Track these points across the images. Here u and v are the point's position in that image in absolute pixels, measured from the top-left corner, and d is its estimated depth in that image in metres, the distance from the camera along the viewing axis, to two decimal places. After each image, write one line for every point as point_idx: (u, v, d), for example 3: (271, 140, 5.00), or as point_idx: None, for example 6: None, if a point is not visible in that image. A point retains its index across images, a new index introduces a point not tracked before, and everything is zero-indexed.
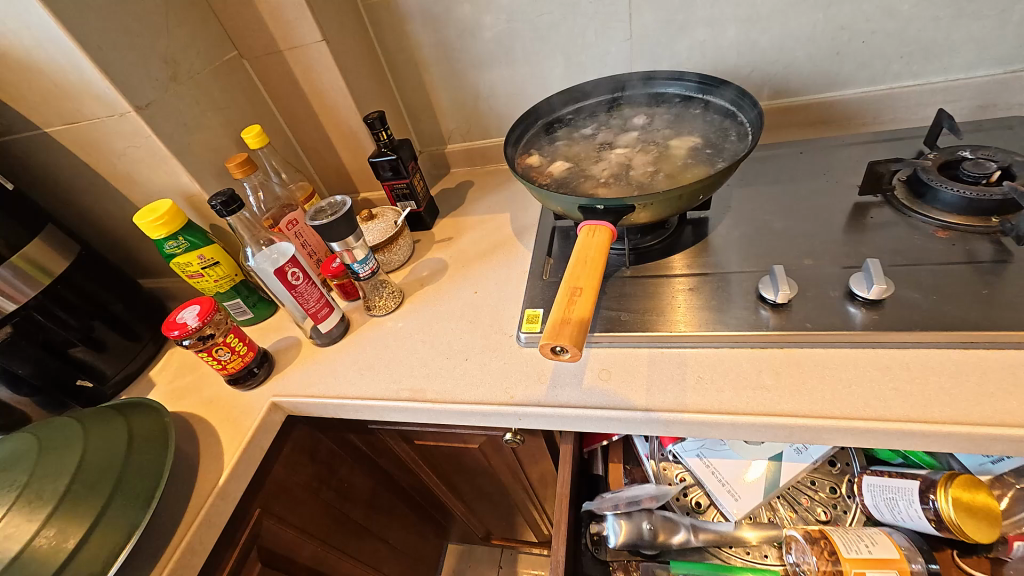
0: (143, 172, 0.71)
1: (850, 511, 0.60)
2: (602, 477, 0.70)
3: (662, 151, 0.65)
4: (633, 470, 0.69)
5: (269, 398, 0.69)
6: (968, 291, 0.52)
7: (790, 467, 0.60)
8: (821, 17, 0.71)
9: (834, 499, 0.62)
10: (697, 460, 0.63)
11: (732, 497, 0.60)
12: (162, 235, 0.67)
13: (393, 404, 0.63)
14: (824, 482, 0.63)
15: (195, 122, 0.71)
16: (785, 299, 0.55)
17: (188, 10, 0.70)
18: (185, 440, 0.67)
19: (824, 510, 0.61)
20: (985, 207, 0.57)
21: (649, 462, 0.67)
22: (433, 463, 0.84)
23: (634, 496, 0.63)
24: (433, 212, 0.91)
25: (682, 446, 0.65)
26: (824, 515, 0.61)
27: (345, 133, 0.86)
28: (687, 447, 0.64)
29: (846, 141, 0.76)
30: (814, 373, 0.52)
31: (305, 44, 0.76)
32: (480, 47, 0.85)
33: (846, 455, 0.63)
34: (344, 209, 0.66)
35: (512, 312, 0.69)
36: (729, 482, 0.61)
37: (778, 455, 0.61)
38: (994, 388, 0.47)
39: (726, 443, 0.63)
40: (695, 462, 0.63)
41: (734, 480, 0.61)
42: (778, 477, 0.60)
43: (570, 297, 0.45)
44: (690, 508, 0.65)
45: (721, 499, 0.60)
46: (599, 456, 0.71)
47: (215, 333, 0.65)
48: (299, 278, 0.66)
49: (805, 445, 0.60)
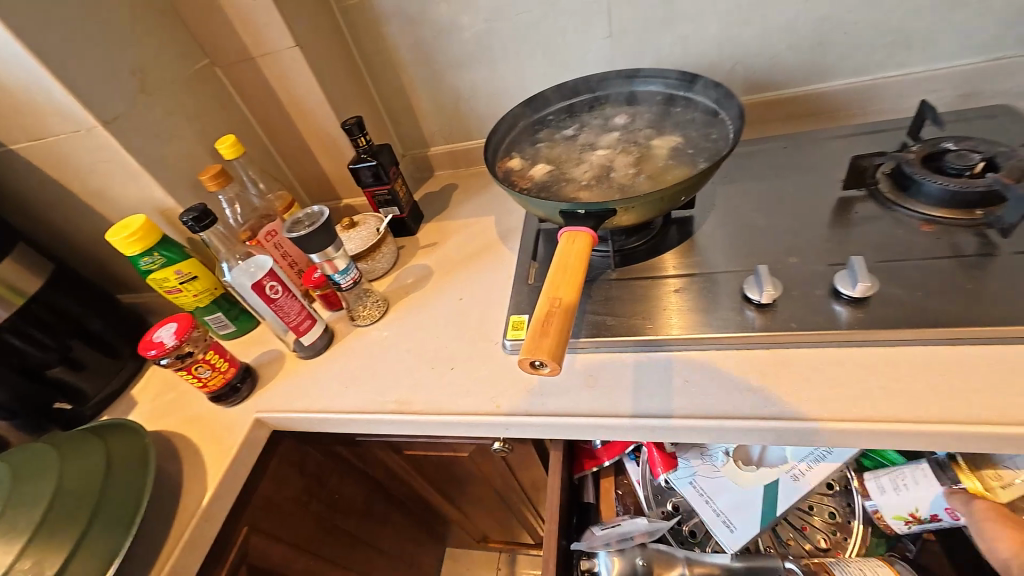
0: (114, 186, 0.69)
1: (850, 538, 0.62)
2: (593, 505, 0.71)
3: (643, 151, 0.64)
4: (625, 496, 0.70)
5: (253, 414, 0.68)
6: (952, 286, 0.52)
7: (785, 496, 0.59)
8: (802, 10, 0.70)
9: (834, 525, 0.63)
10: (690, 490, 0.63)
11: (727, 529, 0.60)
12: (136, 251, 0.65)
13: (379, 417, 0.62)
14: (824, 508, 0.64)
15: (167, 134, 0.69)
16: (770, 299, 0.54)
17: (155, 18, 0.68)
18: (168, 460, 0.66)
19: (824, 537, 0.63)
20: (969, 199, 0.57)
21: (641, 486, 0.68)
22: (425, 472, 0.83)
23: (625, 534, 0.62)
24: (417, 218, 0.90)
25: (675, 475, 0.64)
26: (824, 542, 0.63)
27: (323, 139, 0.84)
28: (680, 476, 0.64)
29: (830, 134, 0.76)
30: (800, 374, 0.52)
31: (278, 50, 0.74)
32: (459, 48, 0.83)
33: (846, 478, 0.64)
34: (322, 219, 0.64)
35: (498, 319, 0.69)
36: (724, 512, 0.61)
37: (772, 483, 0.60)
38: (979, 385, 0.46)
39: (721, 472, 0.62)
40: (689, 491, 0.63)
41: (729, 510, 0.61)
42: (773, 504, 0.59)
43: (550, 308, 0.45)
44: (685, 538, 0.66)
45: (717, 530, 0.61)
46: (590, 482, 0.72)
47: (194, 350, 0.63)
48: (278, 291, 0.64)
49: (801, 473, 0.59)
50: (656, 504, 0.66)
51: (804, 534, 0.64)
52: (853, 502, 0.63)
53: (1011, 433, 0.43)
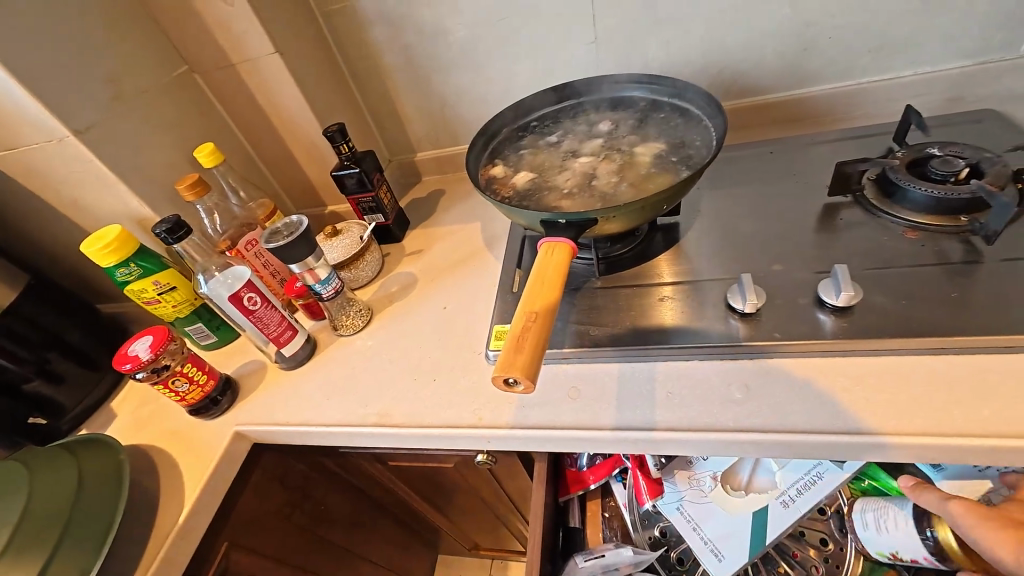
0: (90, 196, 0.68)
1: (844, 565, 0.62)
2: (579, 529, 0.70)
3: (627, 158, 0.63)
4: (611, 519, 0.69)
5: (232, 427, 0.66)
6: (938, 294, 0.51)
7: (776, 523, 0.58)
8: (786, 14, 0.69)
9: (825, 552, 0.64)
10: (678, 516, 0.62)
11: (715, 557, 0.59)
12: (111, 262, 0.64)
13: (360, 430, 0.61)
14: (815, 534, 0.65)
15: (143, 143, 0.68)
16: (753, 309, 0.54)
17: (130, 24, 0.67)
18: (145, 475, 0.65)
19: (818, 565, 0.63)
20: (954, 205, 0.56)
21: (628, 511, 0.67)
22: (411, 482, 0.82)
23: (610, 562, 0.62)
24: (402, 224, 0.88)
25: (662, 501, 0.63)
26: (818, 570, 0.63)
27: (306, 146, 0.83)
28: (667, 501, 0.63)
29: (817, 139, 0.75)
30: (785, 385, 0.51)
31: (258, 56, 0.73)
32: (443, 53, 0.82)
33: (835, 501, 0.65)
34: (301, 229, 0.63)
35: (482, 328, 0.68)
36: (712, 541, 0.60)
37: (762, 510, 0.59)
38: (963, 396, 0.46)
39: (709, 498, 0.62)
40: (676, 518, 0.62)
41: (718, 538, 0.60)
42: (765, 533, 0.59)
43: (526, 323, 0.44)
44: (673, 566, 0.65)
45: (705, 559, 0.60)
46: (576, 505, 0.71)
47: (171, 363, 0.62)
48: (257, 302, 0.63)
49: (791, 499, 0.58)
50: (643, 528, 0.66)
51: (798, 562, 0.64)
52: (845, 528, 0.63)
53: (995, 445, 0.43)
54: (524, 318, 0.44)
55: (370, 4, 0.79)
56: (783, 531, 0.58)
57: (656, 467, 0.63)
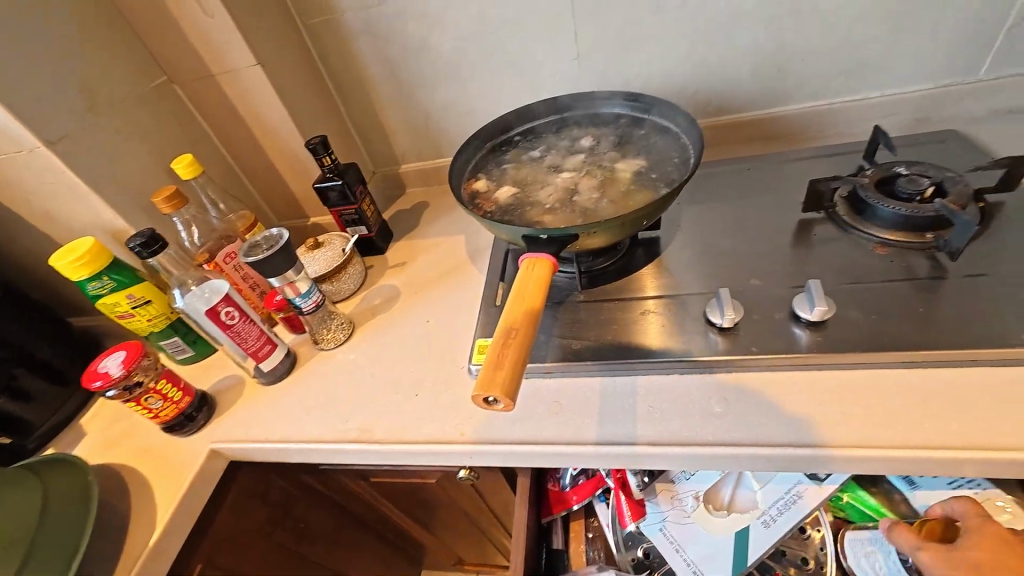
0: (63, 208, 0.66)
1: None
2: (562, 550, 0.72)
3: (608, 175, 0.64)
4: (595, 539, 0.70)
5: (208, 444, 0.65)
6: (906, 309, 0.53)
7: (756, 544, 0.59)
8: (760, 37, 0.72)
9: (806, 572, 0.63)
10: (661, 537, 0.62)
11: None
12: (82, 276, 0.62)
13: (340, 447, 0.60)
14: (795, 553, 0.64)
15: (118, 154, 0.67)
16: (732, 323, 0.55)
17: (107, 35, 0.66)
18: (115, 495, 0.62)
19: None
20: (920, 223, 0.58)
21: (610, 531, 0.67)
22: (394, 498, 0.80)
23: None
24: (386, 236, 0.88)
25: (645, 522, 0.63)
26: None
27: (288, 157, 0.83)
28: (649, 524, 0.63)
29: (792, 156, 0.77)
30: (762, 398, 0.52)
31: (239, 68, 0.72)
32: (428, 67, 0.83)
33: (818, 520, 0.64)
34: (281, 242, 0.63)
35: (465, 343, 0.67)
36: (695, 562, 0.60)
37: (744, 530, 0.59)
38: (931, 407, 0.47)
39: (691, 518, 0.62)
40: (659, 539, 0.63)
41: (700, 560, 0.60)
42: (746, 554, 0.59)
43: (505, 342, 0.44)
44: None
45: None
46: (559, 526, 0.72)
47: (143, 380, 0.60)
48: (235, 317, 0.62)
49: (772, 519, 0.58)
50: (627, 549, 0.65)
51: None
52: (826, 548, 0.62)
53: (962, 457, 0.44)
54: (503, 335, 0.45)
55: (354, 17, 0.79)
56: (762, 551, 0.58)
57: (638, 488, 0.63)
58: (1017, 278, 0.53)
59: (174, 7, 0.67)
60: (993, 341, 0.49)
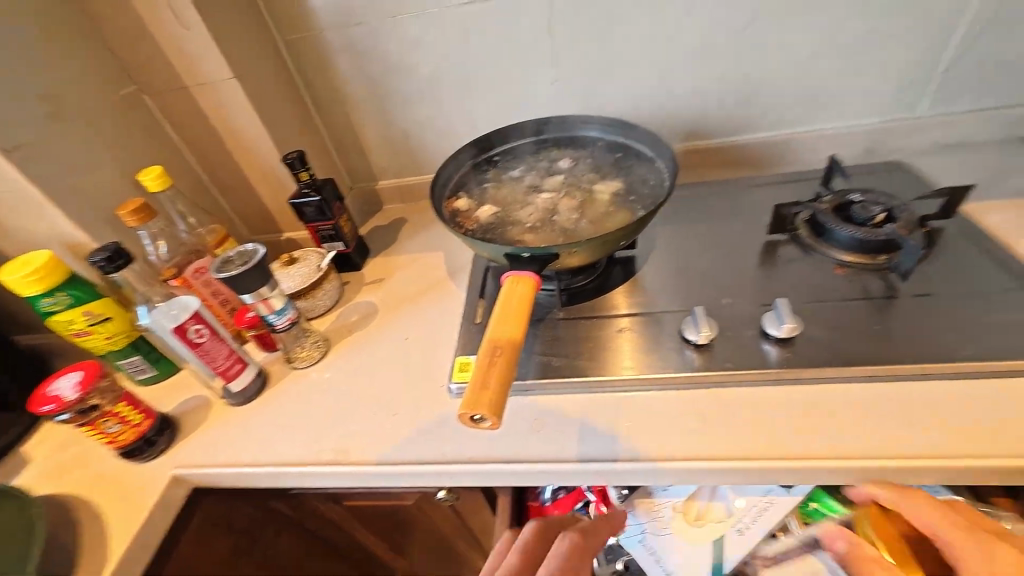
0: (17, 220, 0.63)
1: None
2: None
3: (586, 196, 0.66)
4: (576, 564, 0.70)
5: (170, 470, 0.61)
6: (864, 326, 0.57)
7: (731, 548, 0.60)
8: (726, 70, 0.76)
9: None
10: (641, 550, 0.63)
11: None
12: (36, 291, 0.59)
13: (315, 470, 0.58)
14: None
15: (81, 164, 0.64)
16: (706, 340, 0.57)
17: (74, 43, 0.64)
18: (64, 528, 0.58)
19: None
20: (874, 246, 0.62)
21: None
22: (368, 522, 0.78)
23: None
24: (363, 252, 0.87)
25: (625, 535, 0.64)
26: None
27: (263, 171, 0.81)
28: (629, 536, 0.63)
29: (756, 182, 0.82)
30: (736, 413, 0.54)
31: (215, 81, 0.71)
32: (408, 85, 0.84)
33: None
34: (255, 258, 0.61)
35: (445, 360, 0.67)
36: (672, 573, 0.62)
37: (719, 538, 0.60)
38: (890, 419, 0.50)
39: (669, 529, 0.62)
40: (640, 552, 0.63)
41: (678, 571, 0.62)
42: (721, 561, 0.61)
43: (493, 365, 0.44)
44: None
45: None
46: None
47: (101, 402, 0.57)
48: (204, 334, 0.60)
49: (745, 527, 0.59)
50: (607, 563, 0.67)
51: None
52: None
53: (918, 466, 0.47)
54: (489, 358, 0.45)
55: (335, 35, 0.79)
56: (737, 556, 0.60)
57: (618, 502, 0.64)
58: (960, 298, 0.57)
59: (148, 17, 0.66)
60: (943, 356, 0.52)
